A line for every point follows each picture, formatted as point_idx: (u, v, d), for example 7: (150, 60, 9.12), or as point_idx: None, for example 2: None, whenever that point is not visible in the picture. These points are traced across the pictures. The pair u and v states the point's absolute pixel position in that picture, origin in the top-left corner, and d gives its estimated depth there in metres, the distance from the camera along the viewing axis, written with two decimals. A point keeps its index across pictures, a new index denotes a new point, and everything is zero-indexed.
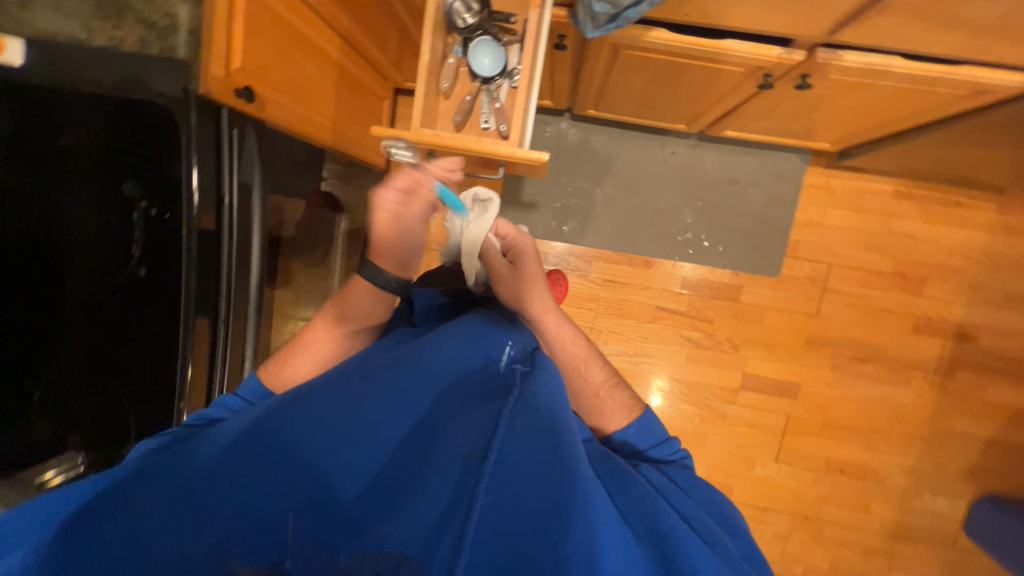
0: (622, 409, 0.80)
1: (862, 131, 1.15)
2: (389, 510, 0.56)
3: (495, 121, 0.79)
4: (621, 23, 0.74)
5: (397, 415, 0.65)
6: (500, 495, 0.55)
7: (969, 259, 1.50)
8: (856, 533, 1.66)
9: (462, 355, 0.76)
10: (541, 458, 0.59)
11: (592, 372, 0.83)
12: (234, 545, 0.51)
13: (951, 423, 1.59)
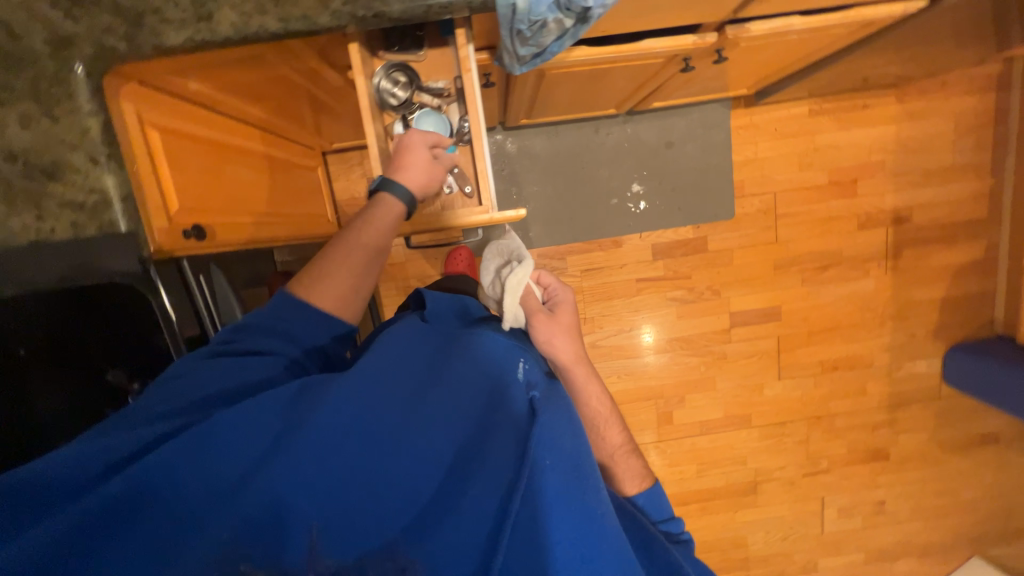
0: (634, 477, 0.77)
1: (775, 72, 1.22)
2: (421, 530, 0.50)
3: (458, 183, 0.80)
4: (547, 57, 0.73)
5: (438, 422, 0.55)
6: (529, 529, 0.51)
7: (886, 151, 1.66)
8: (862, 415, 1.85)
9: (484, 361, 0.61)
10: (575, 512, 0.52)
11: (611, 432, 0.80)
12: (239, 550, 0.46)
13: (910, 296, 1.77)
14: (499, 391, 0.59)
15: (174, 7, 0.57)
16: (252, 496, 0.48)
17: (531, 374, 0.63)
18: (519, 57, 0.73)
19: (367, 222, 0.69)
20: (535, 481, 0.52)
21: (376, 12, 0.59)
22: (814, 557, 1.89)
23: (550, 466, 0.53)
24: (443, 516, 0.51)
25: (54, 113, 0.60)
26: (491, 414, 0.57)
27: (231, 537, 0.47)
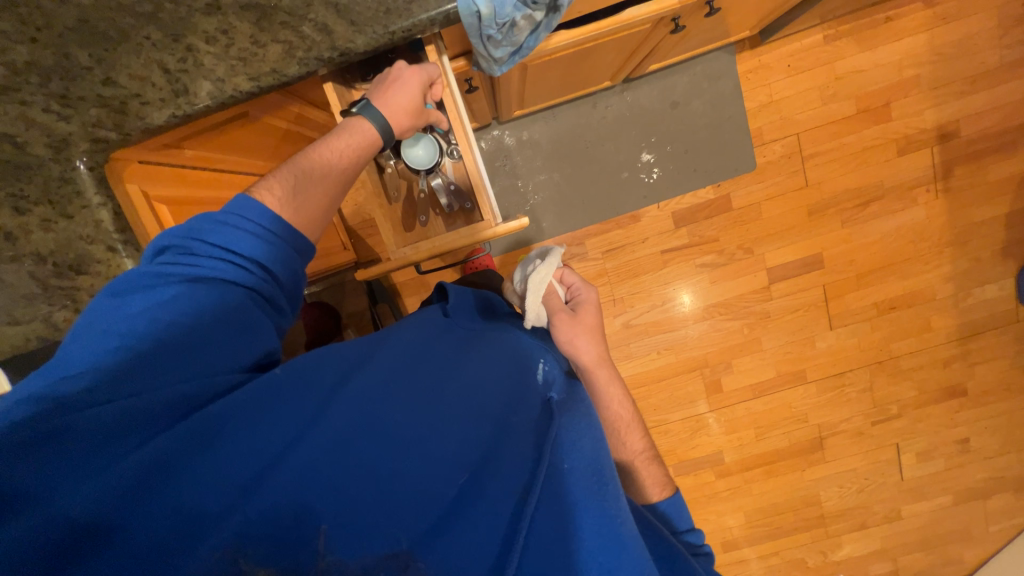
0: (657, 483, 0.78)
1: (779, 5, 1.11)
2: (446, 526, 0.48)
3: (456, 201, 0.81)
4: (525, 52, 0.70)
5: (464, 414, 0.55)
6: (559, 519, 0.51)
7: (920, 64, 1.50)
8: (930, 353, 1.72)
9: (508, 363, 0.67)
10: (594, 515, 0.53)
11: (631, 438, 0.82)
12: (246, 539, 0.42)
13: (968, 217, 1.62)
14: (518, 394, 0.63)
15: (152, 88, 0.59)
16: (267, 484, 0.45)
17: (550, 374, 0.72)
18: (496, 59, 0.70)
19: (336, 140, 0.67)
20: (557, 479, 0.54)
21: (341, 50, 0.57)
22: (896, 505, 1.80)
23: (568, 468, 0.57)
24: (465, 514, 0.48)
25: (68, 212, 0.62)
26: (511, 413, 0.60)
27: (238, 534, 0.42)
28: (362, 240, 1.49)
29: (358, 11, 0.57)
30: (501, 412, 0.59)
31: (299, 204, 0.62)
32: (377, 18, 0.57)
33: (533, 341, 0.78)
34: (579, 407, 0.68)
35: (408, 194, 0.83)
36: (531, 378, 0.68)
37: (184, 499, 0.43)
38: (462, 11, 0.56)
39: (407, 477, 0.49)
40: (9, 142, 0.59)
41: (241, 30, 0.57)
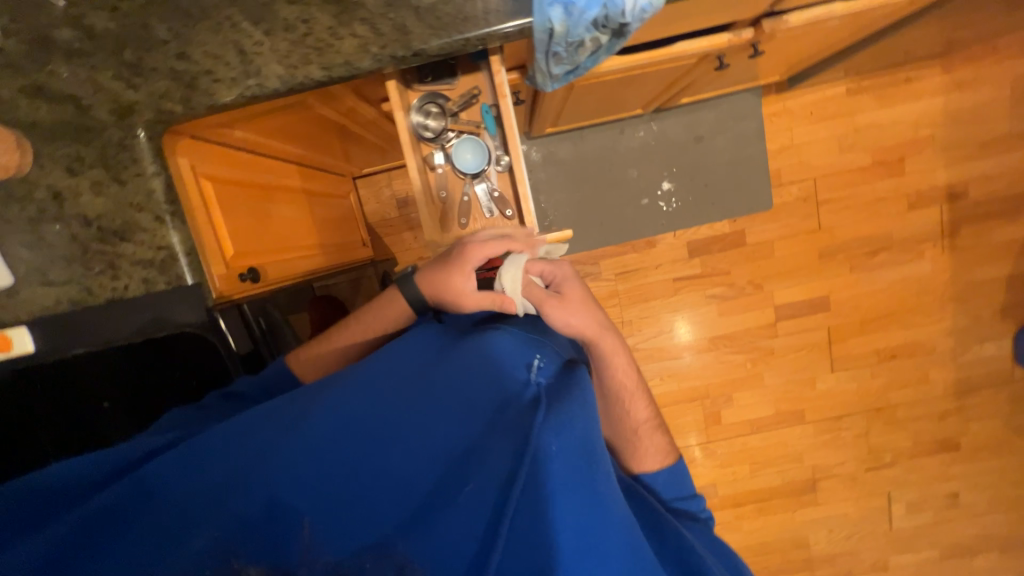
0: (656, 453, 0.74)
1: (811, 54, 1.16)
2: (418, 524, 0.51)
3: (498, 208, 0.81)
4: (579, 72, 0.73)
5: (439, 417, 0.57)
6: (538, 515, 0.50)
7: (935, 125, 1.56)
8: (927, 405, 1.74)
9: (488, 355, 0.60)
10: (579, 503, 0.51)
11: (636, 405, 0.74)
12: (242, 534, 0.49)
13: (971, 276, 1.66)
14: (500, 386, 0.58)
15: (225, 67, 0.59)
16: (259, 487, 0.52)
17: (542, 367, 0.60)
18: (553, 74, 0.72)
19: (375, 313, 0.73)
20: (542, 471, 0.51)
21: (416, 50, 0.59)
22: (882, 555, 1.79)
23: (556, 452, 0.51)
24: (438, 512, 0.51)
25: (121, 178, 0.62)
26: (492, 408, 0.57)
27: (236, 528, 0.50)
28: (381, 239, 1.49)
29: (436, 15, 0.59)
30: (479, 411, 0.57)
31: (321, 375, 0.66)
32: (454, 24, 0.58)
33: (527, 334, 0.64)
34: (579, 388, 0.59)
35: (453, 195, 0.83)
36: (517, 366, 0.60)
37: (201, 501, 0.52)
38: (534, 25, 0.58)
39: (385, 472, 0.54)
40: (77, 106, 0.60)
41: (321, 22, 0.58)
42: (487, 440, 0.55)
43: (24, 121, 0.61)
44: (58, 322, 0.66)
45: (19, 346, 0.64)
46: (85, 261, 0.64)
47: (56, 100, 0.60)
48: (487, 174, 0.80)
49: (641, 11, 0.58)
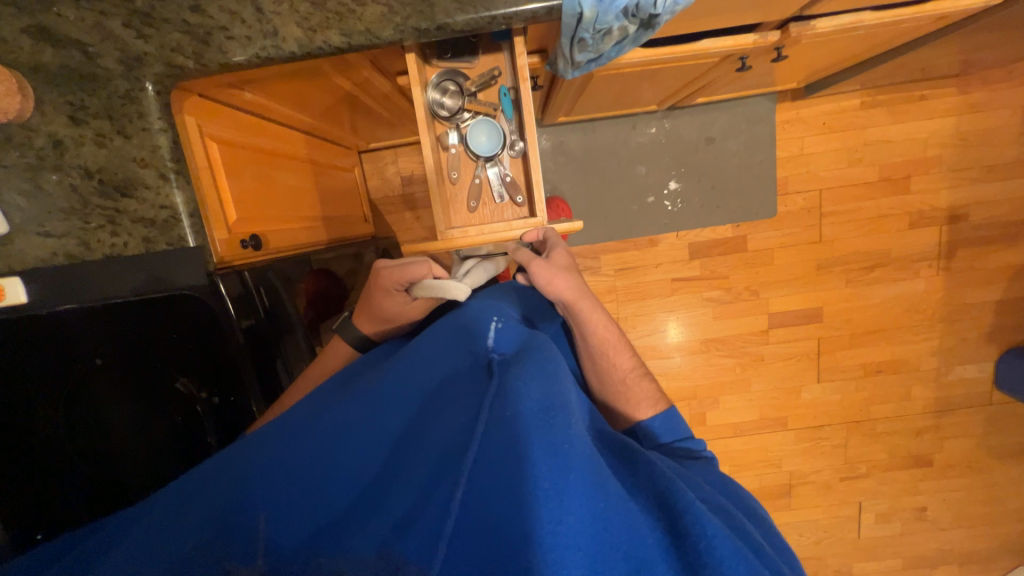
0: (648, 401, 0.71)
1: (831, 63, 1.15)
2: (376, 507, 0.49)
3: (509, 193, 0.81)
4: (602, 61, 0.71)
5: (393, 400, 0.56)
6: (490, 481, 0.46)
7: (944, 145, 1.57)
8: (906, 421, 1.79)
9: (440, 344, 0.61)
10: (538, 458, 0.45)
11: (620, 359, 0.73)
12: (200, 543, 0.46)
13: (962, 298, 1.69)
14: (454, 371, 0.58)
15: (241, 24, 0.57)
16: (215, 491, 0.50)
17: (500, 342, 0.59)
18: (573, 62, 0.71)
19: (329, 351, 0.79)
20: (491, 433, 0.48)
21: (440, 25, 0.57)
22: (848, 561, 1.85)
23: (507, 416, 0.48)
24: (391, 494, 0.49)
25: (126, 132, 0.60)
26: (450, 389, 0.56)
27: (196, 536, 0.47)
28: (382, 216, 1.48)
29: None
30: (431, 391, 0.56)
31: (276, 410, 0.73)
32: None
33: (488, 312, 0.64)
34: (536, 353, 0.57)
35: (464, 178, 0.82)
36: (470, 350, 0.59)
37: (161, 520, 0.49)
38: (568, 11, 0.56)
39: (336, 463, 0.52)
40: (83, 52, 0.58)
41: None
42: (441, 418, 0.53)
43: (27, 64, 0.58)
44: (55, 276, 0.64)
45: (13, 296, 0.62)
46: (85, 215, 0.62)
47: (61, 45, 0.58)
48: (501, 159, 0.80)
49: (673, 5, 0.58)
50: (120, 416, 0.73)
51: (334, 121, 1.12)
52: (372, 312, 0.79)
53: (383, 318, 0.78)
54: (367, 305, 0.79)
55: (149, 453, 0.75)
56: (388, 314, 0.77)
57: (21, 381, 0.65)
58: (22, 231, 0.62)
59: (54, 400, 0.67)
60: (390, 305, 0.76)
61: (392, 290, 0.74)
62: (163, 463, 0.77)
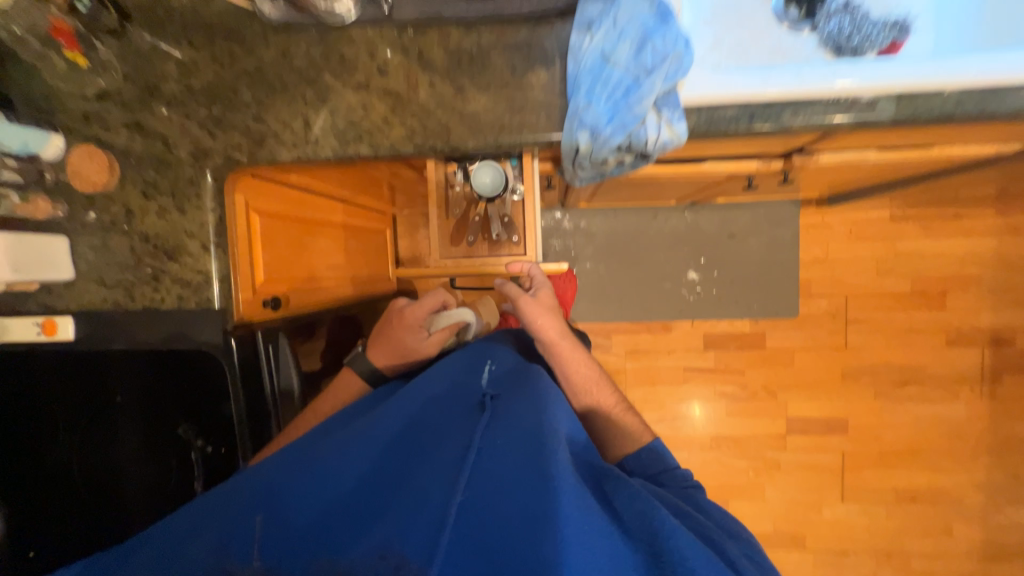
0: (636, 433, 0.76)
1: (850, 182, 1.17)
2: (388, 513, 0.57)
3: (505, 232, 0.94)
4: (606, 176, 0.74)
5: (402, 428, 0.68)
6: (485, 496, 0.56)
7: (984, 265, 1.50)
8: (947, 562, 1.58)
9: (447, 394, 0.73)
10: (525, 479, 0.56)
11: (603, 397, 0.81)
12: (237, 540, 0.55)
13: (1011, 429, 1.54)
14: (453, 410, 0.70)
15: (291, 133, 0.68)
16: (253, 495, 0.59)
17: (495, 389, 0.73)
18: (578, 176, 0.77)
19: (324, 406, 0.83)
20: (488, 457, 0.59)
21: (452, 146, 0.66)
22: None
23: (500, 445, 0.60)
24: (400, 503, 0.58)
25: (183, 208, 0.71)
26: (451, 423, 0.67)
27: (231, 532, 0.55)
28: (407, 276, 1.57)
29: (478, 119, 0.65)
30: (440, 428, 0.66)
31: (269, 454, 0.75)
32: (490, 130, 0.65)
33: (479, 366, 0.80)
34: (524, 394, 0.70)
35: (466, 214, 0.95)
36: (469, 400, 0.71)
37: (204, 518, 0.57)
38: (563, 139, 0.64)
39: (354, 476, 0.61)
40: (164, 144, 0.71)
41: (378, 110, 0.66)
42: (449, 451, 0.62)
43: (121, 149, 0.71)
44: (102, 319, 0.74)
45: (62, 332, 0.73)
46: (136, 271, 0.73)
47: (149, 136, 0.71)
48: (502, 202, 0.90)
49: (662, 145, 0.62)
50: (131, 442, 0.80)
51: (372, 192, 1.24)
52: (391, 346, 0.93)
53: (403, 351, 0.94)
54: (387, 342, 0.94)
55: (147, 481, 0.81)
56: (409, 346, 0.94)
57: (68, 396, 0.77)
58: (86, 278, 0.74)
59: (87, 417, 0.78)
60: (413, 337, 0.94)
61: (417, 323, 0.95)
62: (156, 494, 0.82)
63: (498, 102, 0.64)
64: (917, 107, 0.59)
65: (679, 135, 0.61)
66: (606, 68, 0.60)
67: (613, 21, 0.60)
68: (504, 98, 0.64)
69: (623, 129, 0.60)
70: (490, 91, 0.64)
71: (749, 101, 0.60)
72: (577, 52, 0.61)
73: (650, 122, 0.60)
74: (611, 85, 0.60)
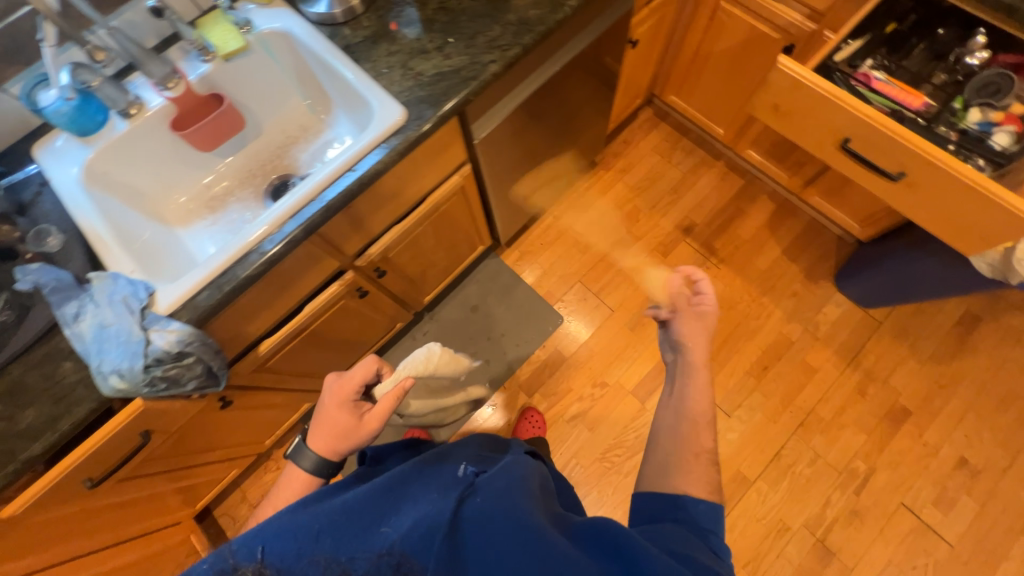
0: (700, 485, 0.75)
1: (472, 232, 1.51)
2: (391, 512, 0.60)
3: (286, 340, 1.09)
4: (216, 372, 0.93)
5: (432, 467, 0.68)
6: (488, 512, 0.58)
7: (630, 200, 1.93)
8: (836, 389, 1.66)
9: (456, 446, 0.76)
10: (518, 504, 0.59)
11: (688, 479, 0.76)
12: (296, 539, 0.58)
13: (758, 268, 1.81)
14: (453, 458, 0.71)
15: None
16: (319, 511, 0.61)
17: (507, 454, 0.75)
18: (199, 385, 0.92)
19: (334, 439, 0.80)
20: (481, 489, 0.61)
21: (23, 459, 0.74)
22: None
23: (493, 478, 0.63)
24: (411, 506, 0.61)
25: None
26: (443, 461, 0.70)
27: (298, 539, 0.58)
28: None
29: (31, 427, 0.76)
30: (438, 468, 0.68)
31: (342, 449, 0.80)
32: (50, 424, 0.76)
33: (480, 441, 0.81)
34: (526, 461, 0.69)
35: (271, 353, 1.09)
36: (442, 461, 0.69)
37: (285, 531, 0.59)
38: (106, 391, 0.77)
39: (391, 501, 0.62)
40: None
41: None
42: (432, 487, 0.63)
43: None
44: None
45: None
46: None
47: None
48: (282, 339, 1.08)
49: (178, 342, 0.80)
50: None
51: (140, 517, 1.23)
52: (331, 431, 0.80)
53: (345, 434, 0.80)
54: (338, 420, 0.81)
55: None
56: (357, 425, 0.81)
57: None
58: None
59: None
60: (355, 414, 0.82)
61: (350, 401, 0.83)
62: None
63: (44, 404, 0.77)
64: (304, 221, 0.87)
65: (182, 329, 0.80)
66: (103, 330, 0.79)
67: (94, 300, 0.80)
68: (47, 398, 0.78)
69: (136, 356, 0.78)
70: (34, 403, 0.77)
71: (211, 278, 0.83)
72: (78, 336, 0.79)
73: (153, 337, 0.79)
74: (113, 338, 0.78)
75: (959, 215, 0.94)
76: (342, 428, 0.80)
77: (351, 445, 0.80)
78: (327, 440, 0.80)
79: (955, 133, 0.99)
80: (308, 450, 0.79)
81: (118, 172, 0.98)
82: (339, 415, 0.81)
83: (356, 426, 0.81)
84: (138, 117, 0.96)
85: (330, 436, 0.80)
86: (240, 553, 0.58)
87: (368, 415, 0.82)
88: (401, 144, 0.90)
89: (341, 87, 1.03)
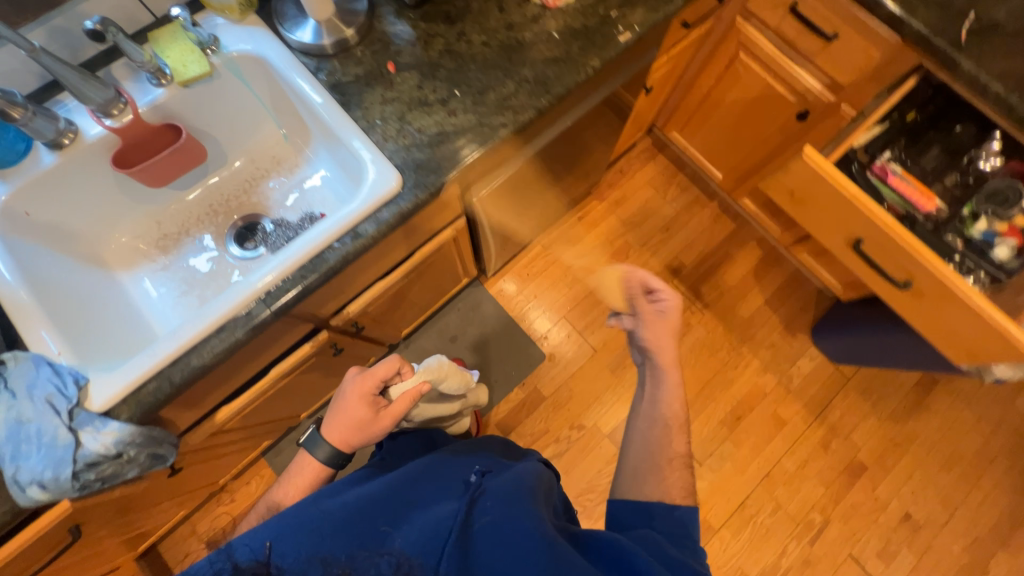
0: (680, 490, 0.74)
1: (458, 272, 1.41)
2: (402, 520, 0.62)
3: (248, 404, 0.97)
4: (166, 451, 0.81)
5: (440, 474, 0.71)
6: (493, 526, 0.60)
7: (622, 235, 1.88)
8: (802, 443, 1.71)
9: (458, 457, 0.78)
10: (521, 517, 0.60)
11: (661, 486, 0.74)
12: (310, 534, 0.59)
13: (740, 317, 1.82)
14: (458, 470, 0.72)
15: None
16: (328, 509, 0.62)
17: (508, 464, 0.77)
18: (143, 469, 0.80)
19: (346, 431, 0.77)
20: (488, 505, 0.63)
21: None
22: None
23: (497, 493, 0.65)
24: (420, 516, 0.62)
25: None
26: (450, 470, 0.72)
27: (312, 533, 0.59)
28: None
29: None
30: (446, 477, 0.70)
31: (357, 441, 0.77)
32: None
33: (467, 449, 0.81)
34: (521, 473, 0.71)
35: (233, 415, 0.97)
36: (449, 471, 0.71)
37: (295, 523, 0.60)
38: (24, 502, 0.65)
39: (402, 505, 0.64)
40: None
41: None
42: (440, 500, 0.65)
43: None
44: None
45: None
46: None
47: None
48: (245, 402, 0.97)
49: (117, 443, 0.68)
50: None
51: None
52: (347, 424, 0.77)
53: (359, 426, 0.77)
54: (352, 414, 0.77)
55: None
56: (370, 421, 0.77)
57: None
58: None
59: None
60: (371, 410, 0.78)
61: (369, 396, 0.78)
62: None
63: None
64: (272, 302, 0.74)
65: (121, 430, 0.68)
66: (21, 427, 0.66)
67: (7, 389, 0.67)
68: None
69: (62, 463, 0.65)
70: None
71: (158, 368, 0.70)
72: None
73: (84, 438, 0.67)
74: (33, 438, 0.65)
75: (958, 330, 0.93)
76: (356, 423, 0.77)
77: (365, 439, 0.77)
78: (340, 431, 0.77)
79: (960, 242, 0.99)
80: (319, 438, 0.76)
81: (44, 209, 0.82)
82: (354, 409, 0.77)
83: (370, 422, 0.77)
84: (70, 149, 0.80)
85: (342, 429, 0.77)
86: (242, 551, 0.57)
87: (383, 412, 0.78)
88: (393, 216, 0.79)
89: (325, 129, 0.89)
